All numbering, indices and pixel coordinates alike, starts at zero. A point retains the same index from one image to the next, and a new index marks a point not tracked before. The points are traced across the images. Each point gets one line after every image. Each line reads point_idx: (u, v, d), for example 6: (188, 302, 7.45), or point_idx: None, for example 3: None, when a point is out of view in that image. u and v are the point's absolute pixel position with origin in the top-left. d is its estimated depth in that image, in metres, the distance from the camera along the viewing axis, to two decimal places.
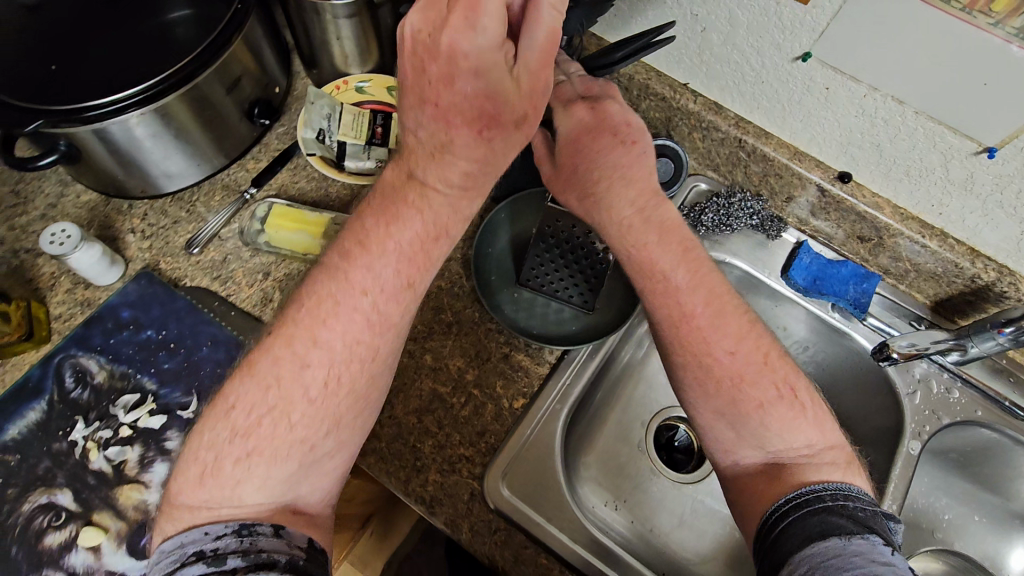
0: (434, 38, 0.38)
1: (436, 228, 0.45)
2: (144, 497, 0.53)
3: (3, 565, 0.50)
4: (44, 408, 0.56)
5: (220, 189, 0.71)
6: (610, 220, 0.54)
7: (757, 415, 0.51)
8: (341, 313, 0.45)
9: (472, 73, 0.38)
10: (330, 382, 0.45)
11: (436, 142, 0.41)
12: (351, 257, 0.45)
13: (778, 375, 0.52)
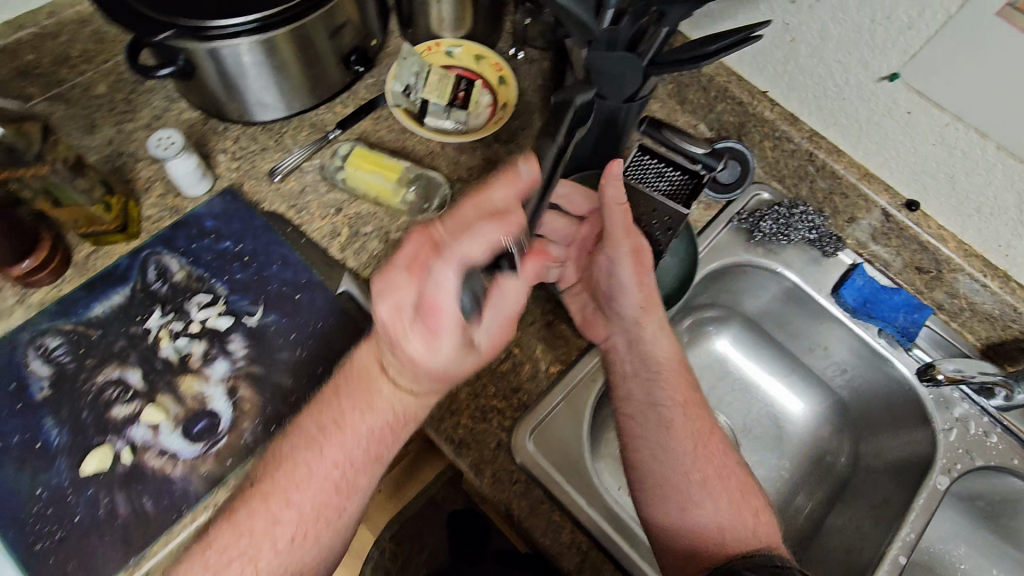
0: (400, 335, 0.45)
1: (404, 415, 0.50)
2: (204, 390, 0.57)
3: (72, 425, 0.55)
4: (127, 294, 0.61)
5: (307, 126, 0.75)
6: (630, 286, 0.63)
7: (704, 498, 0.57)
8: (314, 480, 0.48)
9: (431, 374, 0.46)
10: (297, 536, 0.47)
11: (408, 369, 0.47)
12: (328, 432, 0.49)
13: (721, 464, 0.59)
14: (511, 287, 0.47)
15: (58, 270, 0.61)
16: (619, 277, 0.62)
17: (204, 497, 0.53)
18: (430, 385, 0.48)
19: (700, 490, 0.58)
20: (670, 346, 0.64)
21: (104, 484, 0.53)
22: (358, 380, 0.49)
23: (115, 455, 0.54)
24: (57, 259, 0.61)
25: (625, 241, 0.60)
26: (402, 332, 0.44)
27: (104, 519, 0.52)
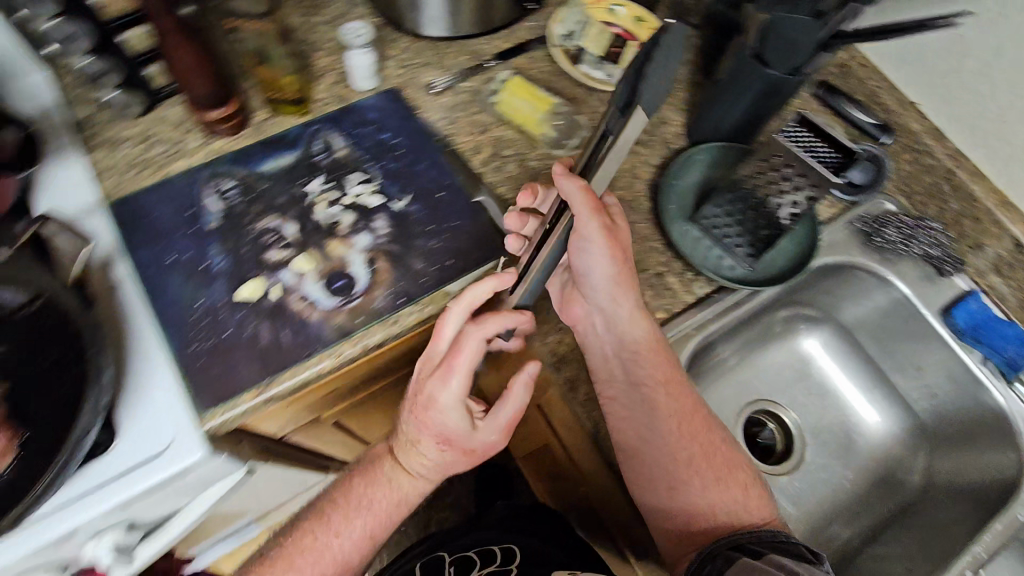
0: (424, 405, 0.60)
1: (428, 473, 0.65)
2: (347, 255, 0.63)
3: (233, 257, 0.61)
4: (294, 159, 0.67)
5: (467, 51, 0.80)
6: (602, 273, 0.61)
7: (698, 479, 0.63)
8: (318, 547, 0.64)
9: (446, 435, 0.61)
10: (358, 536, 0.65)
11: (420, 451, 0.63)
12: (339, 516, 0.65)
13: (707, 442, 0.64)
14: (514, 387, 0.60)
15: (237, 126, 0.68)
16: (589, 253, 0.60)
17: (334, 344, 0.59)
18: (444, 447, 0.62)
19: (689, 469, 0.63)
20: (645, 331, 0.65)
21: (252, 311, 0.59)
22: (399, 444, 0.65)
23: (265, 290, 0.60)
24: (239, 117, 0.67)
25: (591, 219, 0.56)
26: (432, 402, 0.59)
27: (249, 340, 0.58)
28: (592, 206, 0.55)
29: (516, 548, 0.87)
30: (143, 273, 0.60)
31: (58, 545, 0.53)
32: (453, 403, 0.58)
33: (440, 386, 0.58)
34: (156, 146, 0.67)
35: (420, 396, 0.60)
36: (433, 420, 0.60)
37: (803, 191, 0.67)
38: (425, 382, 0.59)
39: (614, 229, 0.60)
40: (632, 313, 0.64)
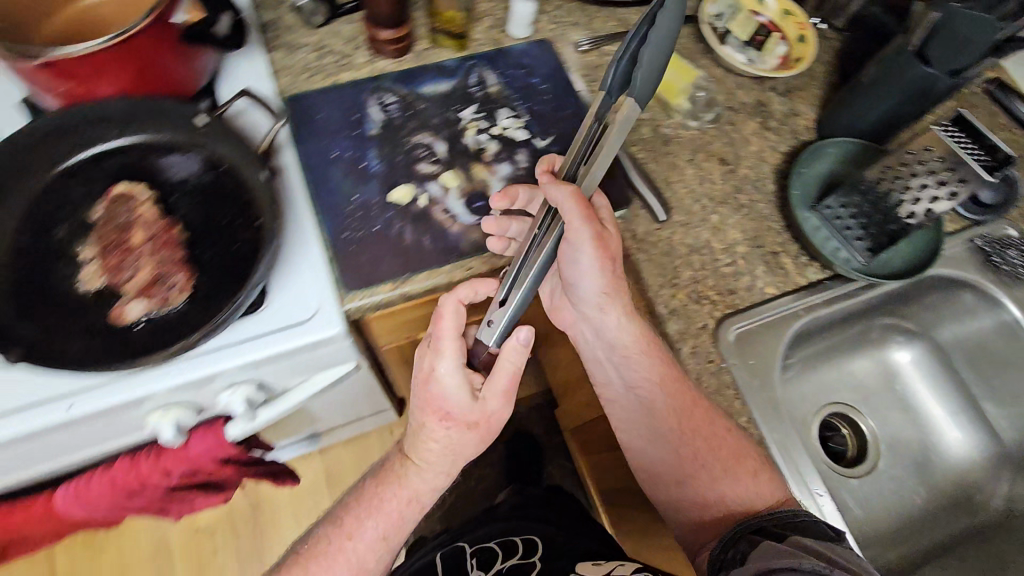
0: (423, 398, 0.60)
1: (433, 466, 0.63)
2: (488, 180, 0.67)
3: (389, 163, 0.66)
4: (451, 87, 0.72)
5: (615, 18, 0.83)
6: (592, 279, 0.59)
7: (703, 475, 0.62)
8: (336, 553, 0.63)
9: (446, 416, 0.59)
10: (378, 534, 0.64)
11: (424, 450, 0.62)
12: (354, 524, 0.64)
13: (710, 436, 0.60)
14: (500, 362, 0.58)
15: (401, 50, 0.73)
16: (580, 263, 0.58)
17: (469, 256, 0.63)
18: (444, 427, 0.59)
19: (698, 469, 0.62)
20: (636, 332, 0.62)
21: (400, 213, 0.64)
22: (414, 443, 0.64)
23: (413, 197, 0.65)
24: (404, 42, 0.72)
25: (582, 226, 0.53)
26: (430, 395, 0.60)
27: (394, 238, 0.63)
28: (587, 212, 0.52)
29: (538, 538, 0.93)
30: (307, 162, 0.65)
31: (199, 385, 0.58)
32: (447, 396, 0.59)
33: (437, 381, 0.59)
34: (328, 56, 0.73)
35: (422, 369, 0.60)
36: (433, 395, 0.59)
37: (948, 185, 0.64)
38: (425, 355, 0.60)
39: (605, 234, 0.57)
40: (619, 321, 0.61)
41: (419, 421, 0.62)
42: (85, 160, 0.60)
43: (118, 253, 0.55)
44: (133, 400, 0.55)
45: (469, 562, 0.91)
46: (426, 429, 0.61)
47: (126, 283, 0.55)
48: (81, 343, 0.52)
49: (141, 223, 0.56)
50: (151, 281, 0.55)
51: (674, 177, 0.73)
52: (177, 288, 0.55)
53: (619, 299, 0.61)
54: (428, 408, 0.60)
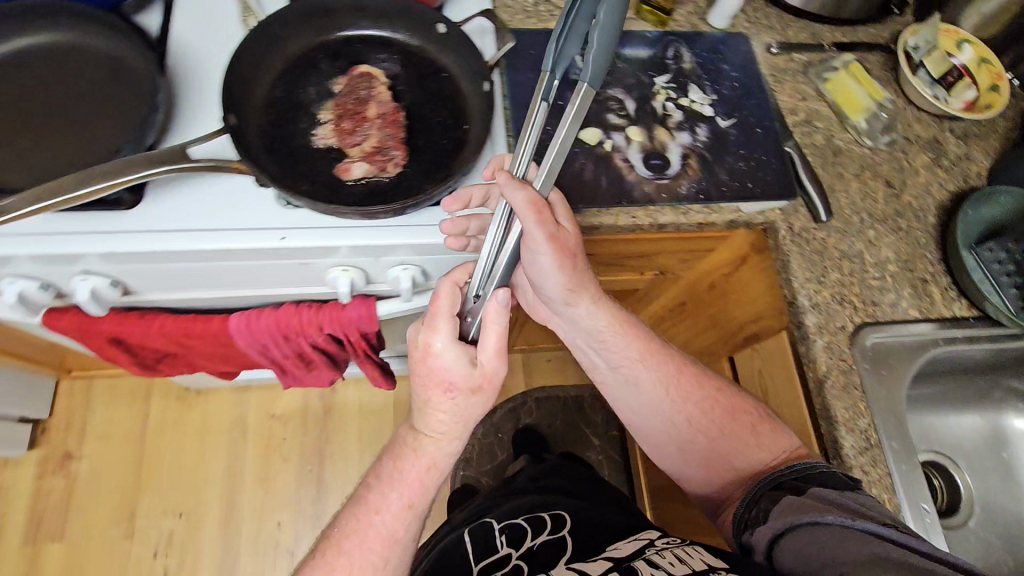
0: (418, 372, 0.56)
1: (444, 433, 0.58)
2: (668, 143, 0.72)
3: (582, 108, 0.72)
4: (647, 56, 0.77)
5: (810, 29, 0.85)
6: (558, 281, 0.61)
7: (705, 441, 0.68)
8: (366, 530, 0.56)
9: (445, 386, 0.55)
10: (405, 506, 0.57)
11: (431, 420, 0.57)
12: (375, 495, 0.58)
13: (706, 399, 0.70)
14: (489, 323, 0.54)
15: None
16: (542, 263, 0.58)
17: (638, 204, 0.68)
18: (444, 397, 0.56)
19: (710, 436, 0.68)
20: (607, 314, 0.67)
21: (585, 152, 0.70)
22: (417, 414, 0.58)
23: (599, 141, 0.70)
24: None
25: (538, 226, 0.52)
26: (426, 371, 0.56)
27: (575, 172, 0.69)
28: (542, 214, 0.51)
29: (565, 515, 0.85)
30: (512, 89, 0.72)
31: (380, 254, 0.65)
32: (451, 370, 0.55)
33: (434, 359, 0.55)
34: (542, 4, 0.79)
35: (413, 350, 0.57)
36: (430, 372, 0.55)
37: None
38: (414, 337, 0.57)
39: (560, 234, 0.56)
40: (590, 309, 0.66)
41: (419, 394, 0.57)
42: (339, 41, 0.68)
43: (353, 120, 0.63)
44: (329, 248, 0.62)
45: (497, 540, 0.84)
46: (432, 400, 0.56)
47: (354, 145, 0.62)
48: (310, 184, 0.60)
49: (377, 101, 0.64)
50: (375, 150, 0.62)
51: (839, 187, 0.75)
52: (394, 162, 0.62)
53: (586, 289, 0.64)
54: (425, 380, 0.56)
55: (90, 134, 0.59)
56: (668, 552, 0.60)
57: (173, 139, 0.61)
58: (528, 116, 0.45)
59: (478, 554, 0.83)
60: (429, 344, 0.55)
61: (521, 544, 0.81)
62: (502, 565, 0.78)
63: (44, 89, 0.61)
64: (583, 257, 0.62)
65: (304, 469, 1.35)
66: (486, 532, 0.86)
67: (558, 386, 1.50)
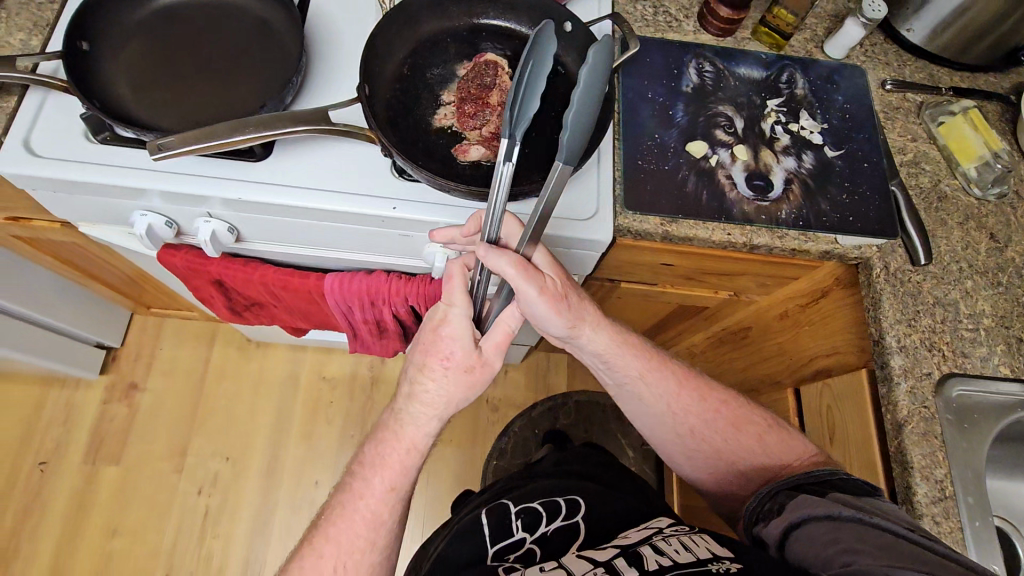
0: (427, 340, 0.58)
1: (441, 407, 0.59)
2: (773, 165, 0.72)
3: (690, 121, 0.72)
4: (761, 77, 0.77)
5: (928, 70, 0.83)
6: (557, 322, 0.62)
7: (710, 447, 0.69)
8: (356, 507, 0.59)
9: (445, 357, 0.57)
10: (391, 488, 0.59)
11: (426, 391, 0.58)
12: (366, 471, 0.59)
13: (710, 412, 0.70)
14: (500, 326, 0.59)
15: (726, 31, 0.78)
16: (535, 310, 0.59)
17: (736, 222, 0.69)
18: (441, 369, 0.58)
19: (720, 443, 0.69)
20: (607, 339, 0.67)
21: (689, 164, 0.70)
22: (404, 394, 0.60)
23: (705, 155, 0.71)
24: (733, 25, 0.77)
25: (526, 285, 0.54)
26: (427, 345, 0.58)
27: (677, 182, 0.69)
28: (527, 272, 0.54)
29: (579, 501, 0.82)
30: (625, 93, 0.73)
31: None
32: (454, 342, 0.57)
33: (446, 329, 0.57)
34: (661, 13, 0.80)
35: (427, 323, 0.59)
36: (437, 345, 0.58)
37: None
38: (430, 312, 0.59)
39: (549, 281, 0.57)
40: (592, 336, 0.66)
41: (413, 368, 0.59)
42: (467, 28, 0.71)
43: (475, 104, 0.65)
44: (432, 223, 0.65)
45: (512, 523, 0.80)
46: (428, 378, 0.58)
47: (474, 129, 0.65)
48: (427, 160, 0.63)
49: (500, 89, 0.66)
50: (492, 136, 0.64)
51: (940, 233, 0.74)
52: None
53: (584, 321, 0.64)
54: (423, 355, 0.58)
55: (236, 88, 0.64)
56: (673, 541, 0.61)
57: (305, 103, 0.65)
58: (488, 208, 0.47)
59: (493, 536, 0.79)
60: (436, 323, 0.58)
61: (535, 529, 0.78)
62: (516, 550, 0.75)
63: (197, 41, 0.65)
64: (576, 287, 0.63)
65: (346, 434, 1.39)
66: (500, 511, 0.83)
67: (599, 393, 1.50)
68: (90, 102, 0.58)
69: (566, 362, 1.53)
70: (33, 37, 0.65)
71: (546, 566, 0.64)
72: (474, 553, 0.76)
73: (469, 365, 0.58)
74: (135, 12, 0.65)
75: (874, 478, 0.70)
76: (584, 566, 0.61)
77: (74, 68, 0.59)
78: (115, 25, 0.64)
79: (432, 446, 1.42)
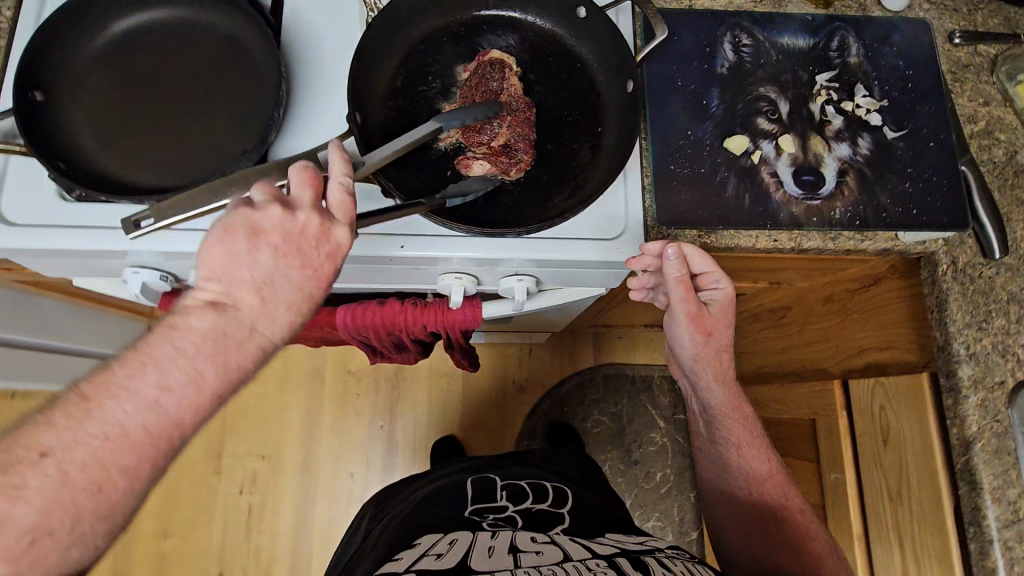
0: (297, 249, 0.42)
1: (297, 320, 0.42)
2: (824, 155, 0.63)
3: (728, 109, 0.63)
4: (808, 45, 0.66)
5: (1003, 13, 0.71)
6: (696, 345, 0.67)
7: (763, 531, 0.69)
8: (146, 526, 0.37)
9: (327, 278, 0.43)
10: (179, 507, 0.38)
11: (273, 297, 0.41)
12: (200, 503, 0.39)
13: (782, 501, 0.70)
14: None
15: None
16: (678, 322, 0.65)
17: (783, 228, 0.61)
18: (306, 286, 0.42)
19: (759, 520, 0.70)
20: (724, 402, 0.72)
21: (728, 163, 0.62)
22: (221, 276, 0.40)
23: (747, 151, 0.62)
24: None
25: (681, 296, 0.61)
26: (284, 234, 0.41)
27: (716, 186, 0.61)
28: (686, 292, 0.61)
29: (575, 493, 0.83)
30: (652, 83, 0.63)
31: (496, 265, 0.62)
32: (331, 260, 0.43)
33: (331, 245, 0.43)
34: None
35: (303, 227, 0.42)
36: (313, 260, 0.42)
37: None
38: (306, 216, 0.42)
39: (705, 313, 0.64)
40: (706, 390, 0.72)
41: (248, 257, 0.40)
42: (465, 22, 0.61)
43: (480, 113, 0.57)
44: (445, 258, 0.59)
45: (498, 492, 0.81)
46: (279, 284, 0.41)
47: (479, 143, 0.57)
48: (433, 190, 0.56)
49: (509, 95, 0.58)
50: (501, 148, 0.56)
51: (1017, 215, 0.65)
52: (518, 165, 0.57)
53: (706, 376, 0.71)
54: (274, 254, 0.41)
55: (213, 127, 0.56)
56: (678, 563, 0.59)
57: (283, 151, 0.57)
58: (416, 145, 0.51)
59: (476, 498, 0.78)
60: (308, 224, 0.42)
61: (521, 502, 0.78)
62: (498, 513, 0.75)
63: (161, 72, 0.57)
64: (723, 343, 0.68)
65: (375, 423, 1.40)
66: (485, 484, 0.83)
67: (626, 363, 1.47)
68: (53, 164, 0.51)
69: (591, 335, 1.49)
70: None
71: (538, 538, 0.65)
72: (455, 509, 0.74)
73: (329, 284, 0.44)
74: (90, 48, 0.57)
75: (939, 506, 0.64)
76: (582, 553, 0.60)
77: (29, 126, 0.52)
78: (66, 65, 0.56)
79: (462, 430, 1.41)
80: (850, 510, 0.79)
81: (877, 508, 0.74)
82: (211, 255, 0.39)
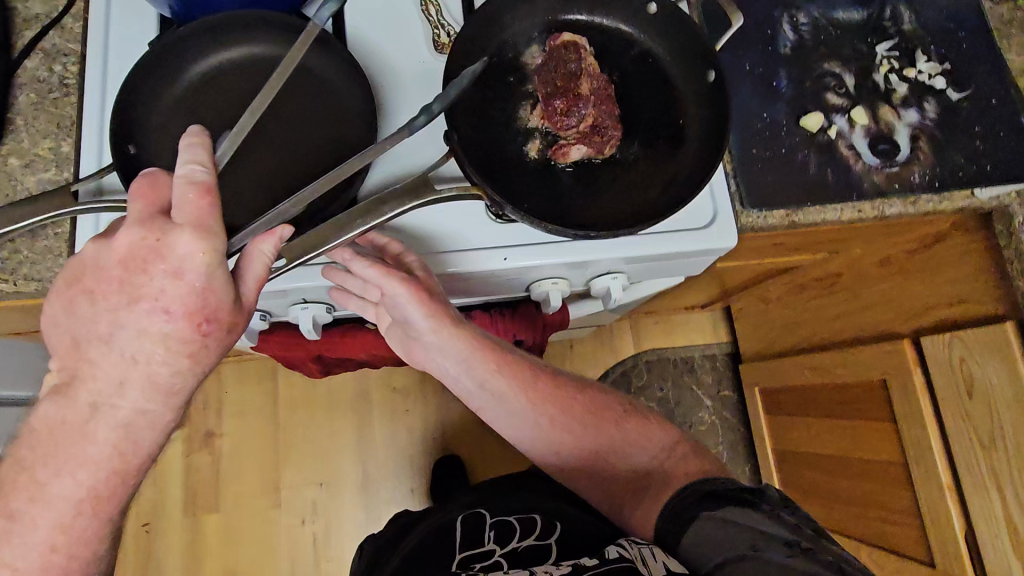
0: (114, 284, 0.41)
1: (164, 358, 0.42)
2: (895, 123, 0.64)
3: (797, 88, 0.65)
4: (863, 18, 0.67)
5: None
6: (419, 310, 0.59)
7: (589, 430, 0.71)
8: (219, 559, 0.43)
9: (161, 306, 0.41)
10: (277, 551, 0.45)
11: (116, 343, 0.41)
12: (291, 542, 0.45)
13: (565, 397, 0.71)
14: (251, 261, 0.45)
15: None
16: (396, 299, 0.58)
17: (868, 198, 0.62)
18: (142, 318, 0.41)
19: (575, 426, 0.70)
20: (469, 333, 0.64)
21: (807, 141, 0.63)
22: (61, 348, 0.43)
23: (823, 127, 0.63)
24: None
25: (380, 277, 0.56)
26: (98, 276, 0.42)
27: (799, 166, 0.62)
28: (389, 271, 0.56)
29: (561, 526, 0.77)
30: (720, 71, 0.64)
31: (594, 266, 0.63)
32: (161, 283, 0.41)
33: (157, 266, 0.41)
34: None
35: (113, 259, 0.41)
36: (140, 289, 0.41)
37: None
38: (118, 242, 0.41)
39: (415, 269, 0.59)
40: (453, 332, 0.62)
41: (75, 309, 0.42)
42: (536, 31, 0.62)
43: (565, 99, 0.58)
44: (547, 265, 0.60)
45: (485, 534, 0.77)
46: (111, 334, 0.41)
47: (568, 127, 0.57)
48: (534, 196, 0.57)
49: (587, 75, 0.59)
50: (591, 129, 0.57)
51: None
52: (611, 142, 0.58)
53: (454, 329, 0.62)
54: (93, 302, 0.42)
55: (307, 163, 0.56)
56: (636, 547, 0.61)
57: (373, 184, 0.58)
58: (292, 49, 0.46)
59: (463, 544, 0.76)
60: (124, 252, 0.41)
61: (507, 542, 0.75)
62: (485, 560, 0.72)
63: (243, 107, 0.57)
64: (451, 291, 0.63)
65: (426, 438, 1.40)
66: (474, 522, 0.79)
67: (665, 348, 1.49)
68: None
69: (629, 325, 1.50)
70: (64, 142, 0.57)
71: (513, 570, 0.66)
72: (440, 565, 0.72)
73: (181, 316, 0.42)
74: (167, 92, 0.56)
75: None
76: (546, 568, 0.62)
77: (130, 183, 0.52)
78: (148, 112, 0.55)
79: None
80: (936, 463, 0.81)
81: (966, 456, 0.77)
82: (51, 322, 0.43)
